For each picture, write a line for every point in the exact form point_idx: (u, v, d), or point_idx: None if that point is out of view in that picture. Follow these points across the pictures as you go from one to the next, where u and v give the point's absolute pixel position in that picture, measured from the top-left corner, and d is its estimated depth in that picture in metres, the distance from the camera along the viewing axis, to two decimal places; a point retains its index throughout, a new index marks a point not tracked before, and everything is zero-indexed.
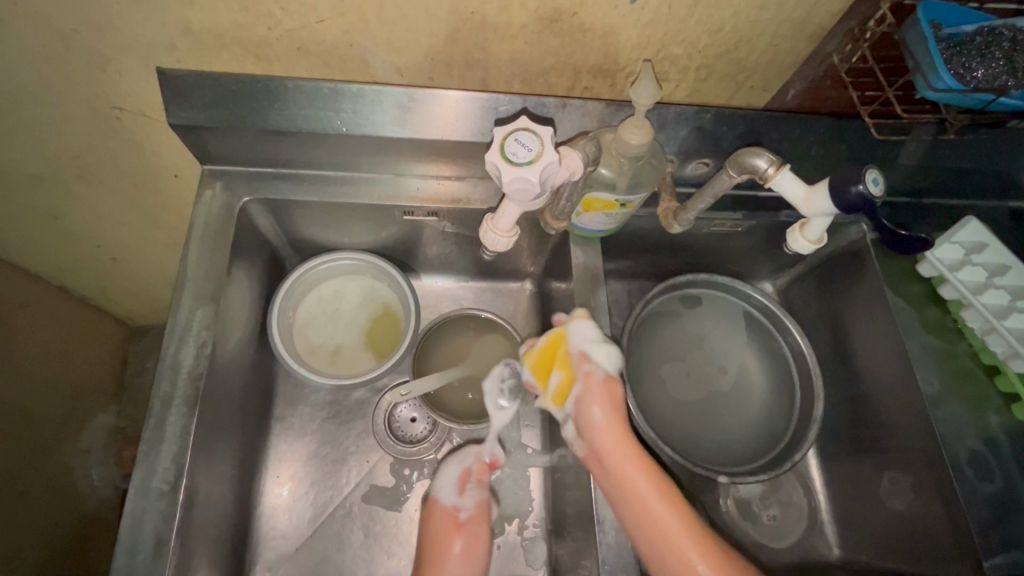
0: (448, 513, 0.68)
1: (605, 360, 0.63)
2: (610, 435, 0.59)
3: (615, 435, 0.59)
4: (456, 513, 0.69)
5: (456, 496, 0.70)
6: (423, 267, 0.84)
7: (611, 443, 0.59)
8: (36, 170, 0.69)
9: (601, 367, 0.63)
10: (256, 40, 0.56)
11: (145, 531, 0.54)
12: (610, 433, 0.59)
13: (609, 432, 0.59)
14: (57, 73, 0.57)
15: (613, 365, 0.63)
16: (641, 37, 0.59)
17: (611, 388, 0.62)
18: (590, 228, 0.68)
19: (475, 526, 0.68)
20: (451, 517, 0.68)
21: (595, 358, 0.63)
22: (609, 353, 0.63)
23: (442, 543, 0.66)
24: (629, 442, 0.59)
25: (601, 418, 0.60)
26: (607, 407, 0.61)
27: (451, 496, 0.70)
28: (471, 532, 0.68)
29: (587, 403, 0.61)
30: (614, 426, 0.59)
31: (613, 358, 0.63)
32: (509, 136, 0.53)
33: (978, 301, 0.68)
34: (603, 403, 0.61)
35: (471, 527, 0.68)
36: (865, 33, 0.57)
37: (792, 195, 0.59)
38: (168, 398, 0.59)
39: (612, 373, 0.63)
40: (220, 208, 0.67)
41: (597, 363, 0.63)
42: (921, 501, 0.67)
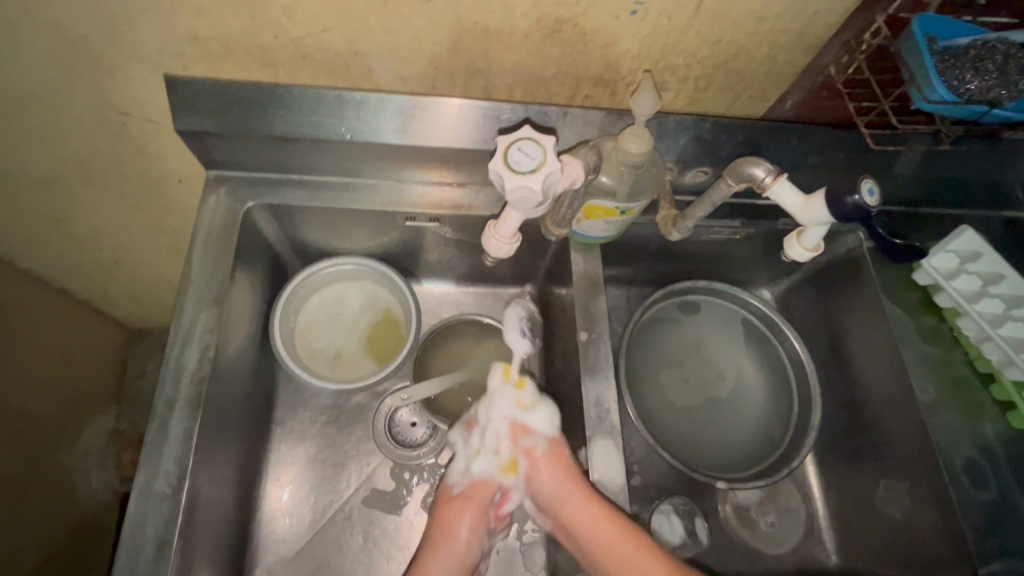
0: (445, 490, 0.67)
1: (545, 424, 0.66)
2: (571, 506, 0.62)
3: (576, 502, 0.61)
4: (451, 489, 0.67)
5: (460, 474, 0.67)
6: (423, 272, 0.85)
7: (575, 510, 0.61)
8: (42, 173, 0.70)
9: (541, 433, 0.66)
10: (262, 48, 0.57)
11: (147, 533, 0.55)
12: (572, 503, 0.62)
13: (571, 500, 0.62)
14: (65, 79, 0.58)
15: (551, 427, 0.67)
16: (641, 47, 0.60)
17: (558, 452, 0.65)
18: (590, 235, 0.69)
19: (468, 501, 0.65)
20: (445, 493, 0.66)
21: (535, 426, 0.66)
22: (545, 413, 0.67)
23: (442, 524, 0.64)
24: (595, 504, 0.61)
25: (557, 489, 0.63)
26: (559, 474, 0.63)
27: (457, 476, 0.67)
28: (467, 509, 0.64)
29: (539, 480, 0.64)
30: (573, 492, 0.62)
31: (548, 422, 0.67)
32: (513, 145, 0.54)
33: (973, 309, 0.69)
34: (553, 471, 0.64)
35: (468, 507, 0.64)
36: (861, 45, 0.59)
37: (790, 204, 0.60)
38: (171, 401, 0.59)
39: (553, 433, 0.66)
40: (225, 213, 0.68)
41: (537, 432, 0.66)
42: (918, 508, 0.67)
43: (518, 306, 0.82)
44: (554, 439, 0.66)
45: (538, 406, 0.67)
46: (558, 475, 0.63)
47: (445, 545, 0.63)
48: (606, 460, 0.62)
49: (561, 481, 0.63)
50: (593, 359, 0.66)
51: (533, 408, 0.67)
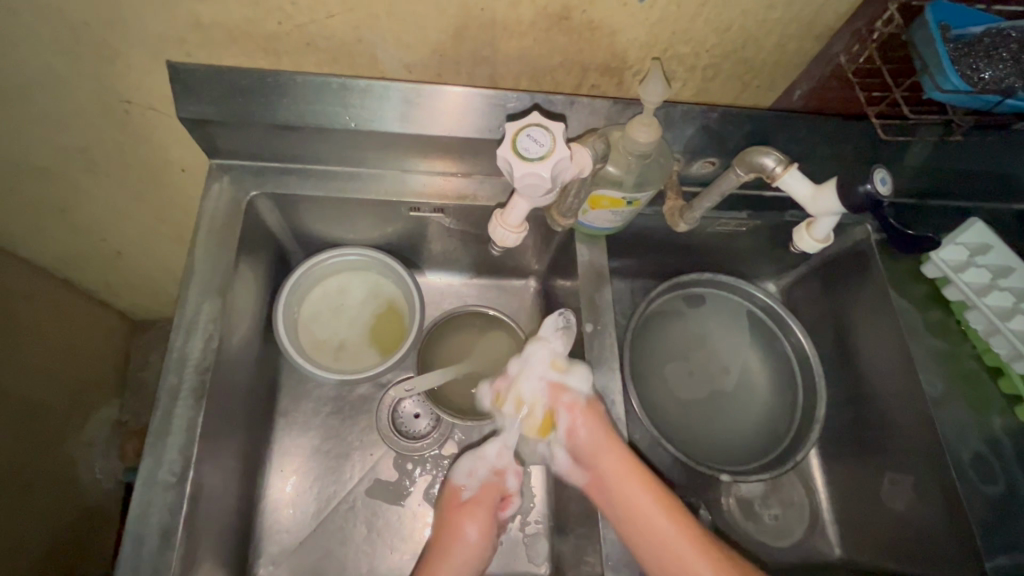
0: (453, 492, 0.69)
1: (583, 380, 0.64)
2: (610, 458, 0.61)
3: (615, 456, 0.61)
4: (461, 493, 0.69)
5: (466, 475, 0.70)
6: (427, 263, 0.84)
7: (616, 466, 0.60)
8: (45, 162, 0.69)
9: (579, 390, 0.64)
10: (265, 35, 0.56)
11: (152, 522, 0.55)
12: (611, 456, 0.61)
13: (610, 453, 0.61)
14: (66, 65, 0.57)
15: (590, 385, 0.64)
16: (649, 35, 0.59)
17: (596, 406, 0.63)
18: (596, 226, 0.68)
19: (478, 506, 0.67)
20: (455, 497, 0.68)
21: (572, 383, 0.64)
22: (581, 373, 0.65)
23: (449, 525, 0.66)
24: (631, 459, 0.61)
25: (596, 442, 0.61)
26: (603, 421, 0.63)
27: (463, 476, 0.70)
28: (477, 515, 0.66)
29: (580, 429, 0.62)
30: (611, 446, 0.61)
31: (587, 380, 0.64)
32: (521, 131, 0.54)
33: (982, 302, 0.68)
34: (594, 425, 0.62)
35: (479, 508, 0.67)
36: (873, 33, 0.58)
37: (800, 195, 0.59)
38: (175, 390, 0.59)
39: (593, 394, 0.64)
40: (228, 203, 0.68)
41: (575, 390, 0.64)
42: (923, 502, 0.67)
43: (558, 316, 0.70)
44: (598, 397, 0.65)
45: (576, 366, 0.65)
46: (602, 427, 0.62)
47: (456, 547, 0.65)
48: None
49: (601, 433, 0.61)
50: (598, 351, 0.66)
51: (570, 369, 0.65)
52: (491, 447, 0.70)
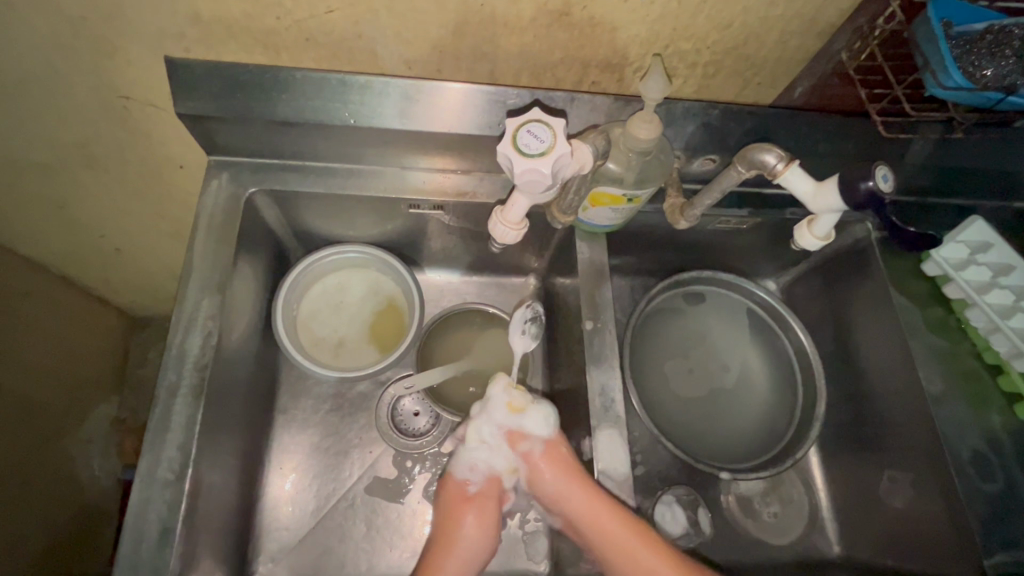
0: (459, 486, 0.66)
1: (540, 424, 0.65)
2: (576, 501, 0.61)
3: (581, 497, 0.61)
4: (466, 487, 0.66)
5: (468, 472, 0.66)
6: (426, 261, 0.84)
7: (584, 502, 0.61)
8: (43, 158, 0.69)
9: (537, 437, 0.65)
10: (264, 30, 0.56)
11: (151, 520, 0.55)
12: (575, 498, 0.61)
13: (575, 496, 0.61)
14: (64, 60, 0.57)
15: (547, 428, 0.65)
16: (650, 31, 0.59)
17: (555, 452, 0.64)
18: (596, 223, 0.68)
19: (485, 501, 0.65)
20: (460, 491, 0.66)
21: (530, 429, 0.65)
22: (539, 415, 0.65)
23: (451, 521, 0.64)
24: (597, 497, 0.60)
25: (560, 487, 0.62)
26: (566, 459, 0.64)
27: (465, 473, 0.66)
28: (482, 511, 0.65)
29: (544, 474, 0.63)
30: (575, 490, 0.61)
31: (543, 423, 0.65)
32: (521, 127, 0.53)
33: (983, 300, 0.68)
34: (556, 469, 0.63)
35: (485, 507, 0.65)
36: (875, 31, 0.58)
37: (801, 192, 0.59)
38: (174, 387, 0.59)
39: (551, 435, 0.65)
40: (227, 199, 0.67)
41: (532, 436, 0.65)
42: (922, 499, 0.67)
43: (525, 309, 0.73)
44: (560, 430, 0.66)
45: (531, 409, 0.65)
46: (564, 469, 0.63)
47: (461, 544, 0.63)
48: (611, 451, 0.62)
49: (562, 480, 0.62)
50: (598, 349, 0.66)
51: (526, 412, 0.65)
52: (480, 453, 0.65)
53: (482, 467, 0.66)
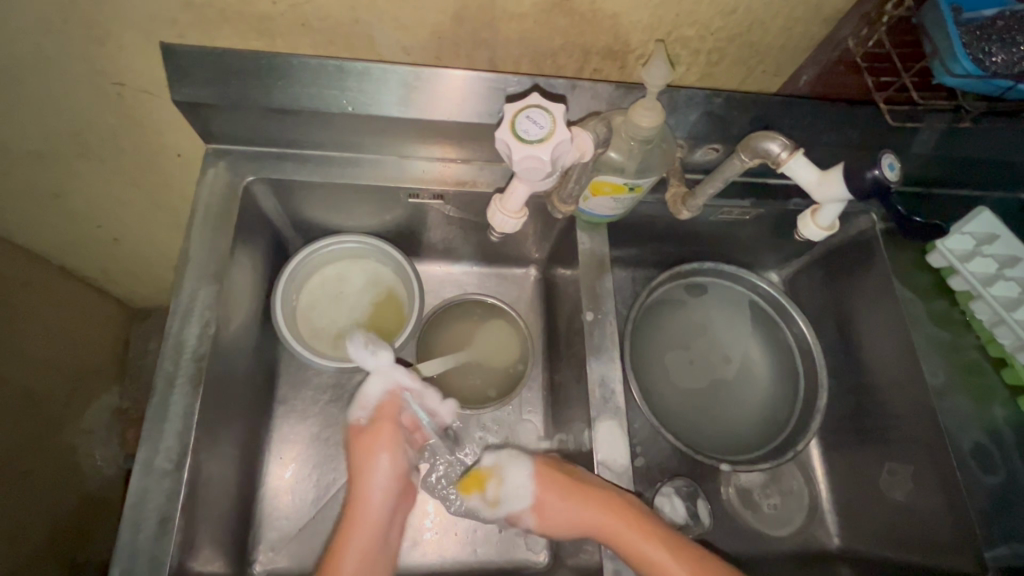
0: (355, 428, 0.68)
1: (516, 498, 0.66)
2: (572, 506, 0.61)
3: (580, 504, 0.60)
4: (361, 424, 0.68)
5: (360, 409, 0.69)
6: (426, 251, 0.84)
7: (580, 514, 0.60)
8: (37, 146, 0.68)
9: (521, 510, 0.65)
10: (259, 15, 0.55)
11: (149, 509, 0.55)
12: (578, 507, 0.60)
13: (574, 507, 0.61)
14: (57, 46, 0.56)
15: (524, 500, 0.65)
16: (652, 17, 0.58)
17: (541, 496, 0.63)
18: (597, 213, 0.67)
19: (381, 427, 0.66)
20: (358, 428, 0.67)
21: (515, 510, 0.66)
22: (512, 495, 0.66)
23: (361, 454, 0.65)
24: (598, 496, 0.60)
25: (557, 501, 0.62)
26: (556, 492, 0.63)
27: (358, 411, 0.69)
28: (380, 437, 0.66)
29: (553, 522, 0.63)
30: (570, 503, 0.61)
31: (521, 498, 0.65)
32: (520, 113, 0.52)
33: (988, 292, 0.67)
34: (545, 499, 0.63)
35: (381, 434, 0.66)
36: (883, 16, 0.57)
37: (806, 180, 0.58)
38: (171, 376, 0.59)
39: (530, 500, 0.65)
40: (224, 188, 0.67)
41: (520, 512, 0.66)
42: (922, 492, 0.67)
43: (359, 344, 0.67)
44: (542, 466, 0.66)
45: (502, 492, 0.67)
46: (561, 496, 0.62)
47: (374, 470, 0.64)
48: (611, 442, 0.62)
49: (562, 499, 0.62)
50: (598, 340, 0.66)
51: (503, 501, 0.67)
52: (372, 383, 0.69)
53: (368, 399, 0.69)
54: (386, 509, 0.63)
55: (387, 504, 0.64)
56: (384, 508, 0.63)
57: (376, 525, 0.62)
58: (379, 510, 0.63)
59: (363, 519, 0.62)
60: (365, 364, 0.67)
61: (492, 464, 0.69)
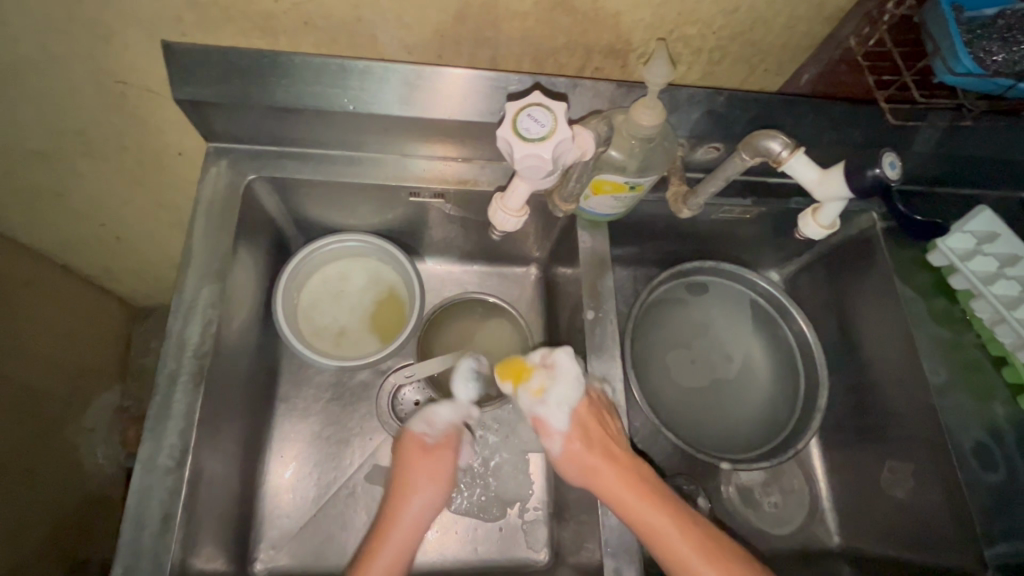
0: (416, 439, 0.65)
1: (559, 411, 0.61)
2: (608, 482, 0.58)
3: (616, 480, 0.58)
4: (423, 439, 0.66)
5: (426, 424, 0.67)
6: (428, 250, 0.84)
7: (607, 478, 0.58)
8: (40, 144, 0.69)
9: (557, 427, 0.61)
10: (261, 14, 0.55)
11: (152, 506, 0.55)
12: (611, 481, 0.58)
13: (609, 482, 0.58)
14: (60, 45, 0.56)
15: (568, 418, 0.61)
16: (655, 16, 0.58)
17: (587, 439, 0.60)
18: (598, 212, 0.67)
19: (441, 453, 0.65)
20: (419, 443, 0.65)
21: (552, 420, 0.61)
22: (559, 402, 0.61)
23: (417, 471, 0.63)
24: (636, 482, 0.58)
25: (591, 464, 0.59)
26: (594, 448, 0.60)
27: (421, 425, 0.66)
28: (438, 463, 0.64)
29: (578, 472, 0.60)
30: (608, 470, 0.59)
31: (566, 410, 0.61)
32: (522, 111, 0.52)
33: (988, 291, 0.67)
34: (584, 445, 0.60)
35: (439, 461, 0.64)
36: (883, 15, 0.57)
37: (806, 179, 0.58)
38: (174, 374, 0.59)
39: (570, 423, 0.61)
40: (226, 186, 0.67)
41: (553, 428, 0.61)
42: (923, 491, 0.67)
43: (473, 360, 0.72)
44: (588, 393, 0.62)
45: (552, 388, 0.61)
46: (598, 461, 0.59)
47: (422, 486, 0.62)
48: None
49: (601, 461, 0.59)
50: (599, 339, 0.66)
51: (547, 397, 0.61)
52: (445, 407, 0.68)
53: (440, 419, 0.67)
54: (423, 524, 0.62)
55: (423, 520, 0.62)
56: (418, 526, 0.61)
57: (411, 538, 0.60)
58: (417, 525, 0.61)
59: (398, 531, 0.60)
60: (456, 392, 0.70)
61: (538, 360, 0.63)
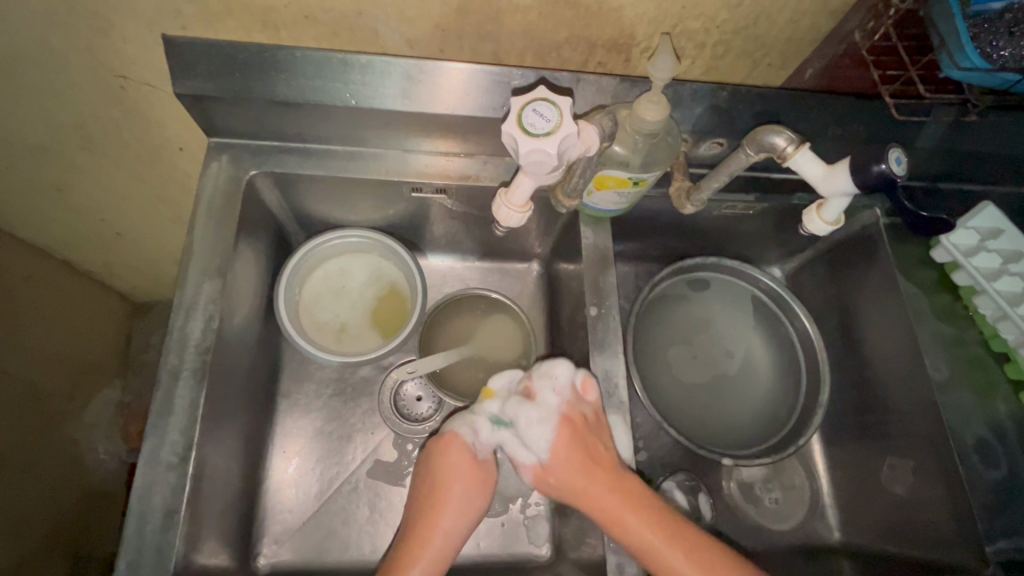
0: (466, 450, 0.64)
1: (531, 446, 0.62)
2: (594, 491, 0.59)
3: (602, 488, 0.59)
4: (473, 452, 0.65)
5: (471, 430, 0.65)
6: (430, 246, 0.84)
7: (599, 498, 0.59)
8: (40, 139, 0.68)
9: (531, 456, 0.63)
10: (263, 7, 0.55)
11: (154, 503, 0.55)
12: (596, 491, 0.59)
13: (592, 491, 0.60)
14: (59, 38, 0.56)
15: (540, 450, 0.62)
16: (658, 10, 0.57)
17: (564, 457, 0.61)
18: (601, 208, 0.67)
19: (484, 472, 0.65)
20: (469, 455, 0.64)
21: (526, 451, 0.63)
22: (530, 437, 0.62)
23: (458, 478, 0.63)
24: (623, 493, 0.59)
25: (573, 476, 0.60)
26: (576, 459, 0.61)
27: (469, 434, 0.65)
28: (479, 477, 0.64)
29: (557, 484, 0.62)
30: (589, 482, 0.60)
31: (538, 442, 0.62)
32: (527, 106, 0.52)
33: (991, 287, 0.67)
34: (566, 463, 0.61)
35: (481, 474, 0.65)
36: (889, 9, 0.56)
37: (812, 175, 0.58)
38: (176, 370, 0.59)
39: (547, 453, 0.62)
40: (227, 181, 0.67)
41: (529, 454, 0.63)
42: (923, 486, 0.67)
43: (557, 373, 0.64)
44: (562, 416, 0.62)
45: (521, 425, 0.62)
46: (579, 473, 0.60)
47: (456, 497, 0.63)
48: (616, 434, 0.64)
49: (580, 476, 0.60)
50: (601, 335, 0.66)
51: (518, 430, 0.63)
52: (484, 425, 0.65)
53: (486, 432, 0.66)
54: (459, 538, 0.63)
55: (461, 533, 0.63)
56: (450, 540, 0.62)
57: (446, 551, 0.61)
58: (454, 537, 0.62)
59: (429, 542, 0.61)
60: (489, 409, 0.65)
61: (496, 406, 0.65)
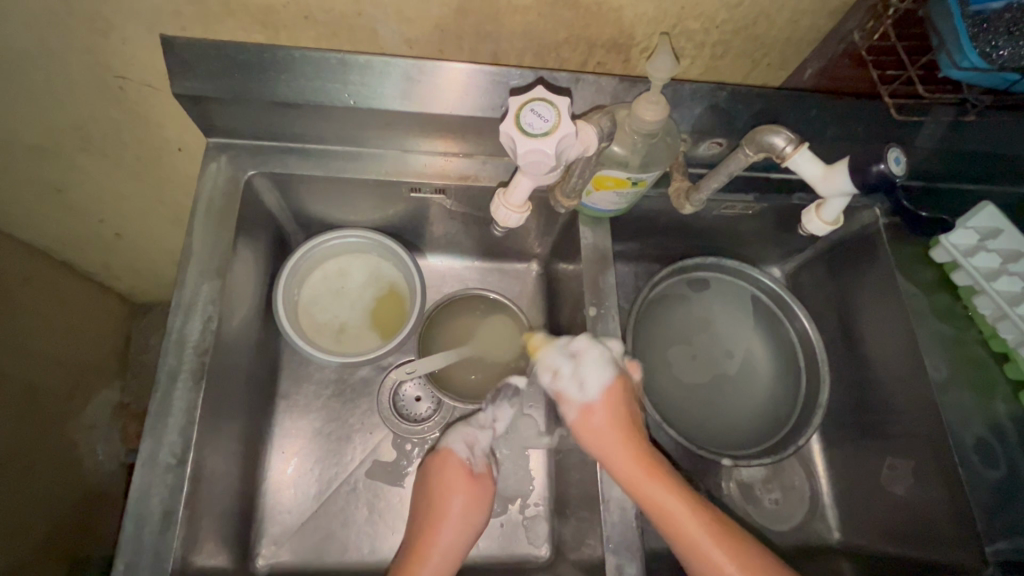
0: (462, 464, 0.67)
1: (582, 388, 0.63)
2: (626, 456, 0.59)
3: (635, 453, 0.60)
4: (468, 466, 0.67)
5: (465, 444, 0.69)
6: (429, 246, 0.84)
7: (629, 458, 0.59)
8: (38, 140, 0.68)
9: (579, 399, 0.63)
10: (261, 7, 0.55)
11: (153, 504, 0.55)
12: (628, 455, 0.59)
13: (624, 451, 0.59)
14: (57, 38, 0.55)
15: (590, 392, 0.63)
16: (658, 10, 0.57)
17: (604, 413, 0.62)
18: (600, 208, 0.67)
19: (483, 485, 0.67)
20: (465, 469, 0.67)
21: (573, 394, 0.64)
22: (584, 377, 0.63)
23: (456, 491, 0.65)
24: (652, 462, 0.60)
25: (606, 438, 0.60)
26: (614, 418, 0.62)
27: (464, 449, 0.68)
28: (474, 492, 0.66)
29: (591, 439, 0.61)
30: (624, 441, 0.60)
31: (592, 384, 0.63)
32: (525, 106, 0.52)
33: (991, 288, 0.67)
34: (604, 421, 0.61)
35: (478, 487, 0.67)
36: (889, 9, 0.56)
37: (810, 175, 0.58)
38: (174, 371, 0.58)
39: (594, 397, 0.63)
40: (226, 182, 0.66)
41: (575, 398, 0.64)
42: (923, 486, 0.67)
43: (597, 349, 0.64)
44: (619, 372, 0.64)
45: (578, 367, 0.64)
46: (614, 434, 0.61)
47: (455, 512, 0.64)
48: None
49: (613, 440, 0.60)
50: (601, 335, 0.65)
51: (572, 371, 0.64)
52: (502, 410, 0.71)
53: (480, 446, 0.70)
54: (462, 550, 0.64)
55: (463, 545, 0.64)
56: (452, 551, 0.63)
57: (449, 563, 0.63)
58: (455, 550, 0.63)
59: (431, 554, 0.62)
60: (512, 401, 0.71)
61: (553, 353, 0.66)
